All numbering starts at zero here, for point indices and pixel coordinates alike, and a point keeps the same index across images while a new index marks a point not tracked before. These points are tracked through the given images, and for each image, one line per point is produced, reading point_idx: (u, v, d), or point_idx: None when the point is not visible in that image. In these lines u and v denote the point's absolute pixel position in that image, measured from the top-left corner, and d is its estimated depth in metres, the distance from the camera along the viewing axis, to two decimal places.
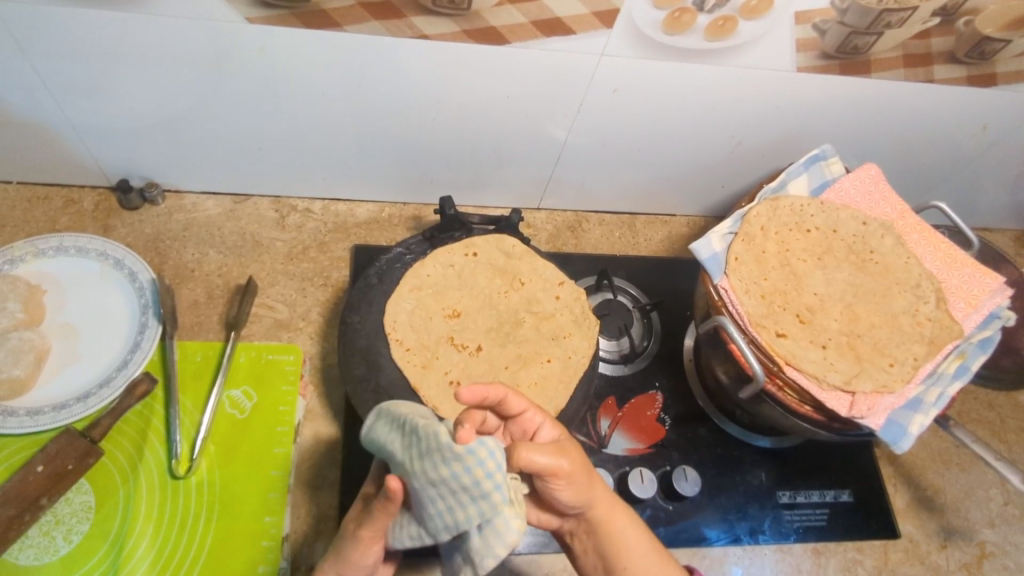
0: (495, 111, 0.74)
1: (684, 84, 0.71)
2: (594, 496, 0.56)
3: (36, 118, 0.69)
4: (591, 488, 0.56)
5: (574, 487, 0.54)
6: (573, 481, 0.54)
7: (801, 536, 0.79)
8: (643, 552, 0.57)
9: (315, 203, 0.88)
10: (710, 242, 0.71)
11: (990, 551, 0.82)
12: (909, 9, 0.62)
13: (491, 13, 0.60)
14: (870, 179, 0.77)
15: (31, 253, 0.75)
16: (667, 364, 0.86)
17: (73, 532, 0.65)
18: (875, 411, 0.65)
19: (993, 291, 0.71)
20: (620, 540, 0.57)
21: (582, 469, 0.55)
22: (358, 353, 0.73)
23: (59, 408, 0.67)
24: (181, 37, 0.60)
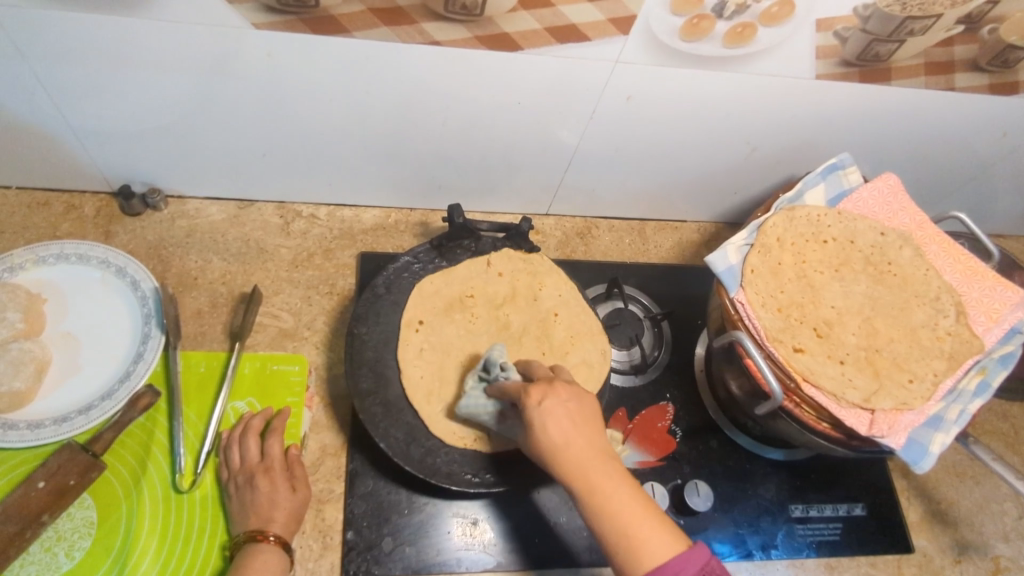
0: (504, 118, 0.73)
1: (700, 91, 0.69)
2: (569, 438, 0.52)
3: (36, 123, 0.67)
4: (576, 421, 0.53)
5: (560, 415, 0.53)
6: (559, 409, 0.53)
7: (814, 551, 0.78)
8: (643, 519, 0.49)
9: (320, 209, 0.87)
10: (726, 253, 0.69)
11: (1004, 566, 0.81)
12: (934, 17, 0.60)
13: (505, 18, 0.58)
14: (888, 190, 0.75)
15: (31, 261, 0.73)
16: (679, 374, 0.84)
17: (75, 548, 0.63)
18: (895, 430, 0.63)
19: (1015, 305, 0.69)
20: (607, 502, 0.50)
21: (575, 411, 0.54)
22: (365, 365, 0.71)
23: (61, 421, 0.66)
24: (184, 43, 0.58)
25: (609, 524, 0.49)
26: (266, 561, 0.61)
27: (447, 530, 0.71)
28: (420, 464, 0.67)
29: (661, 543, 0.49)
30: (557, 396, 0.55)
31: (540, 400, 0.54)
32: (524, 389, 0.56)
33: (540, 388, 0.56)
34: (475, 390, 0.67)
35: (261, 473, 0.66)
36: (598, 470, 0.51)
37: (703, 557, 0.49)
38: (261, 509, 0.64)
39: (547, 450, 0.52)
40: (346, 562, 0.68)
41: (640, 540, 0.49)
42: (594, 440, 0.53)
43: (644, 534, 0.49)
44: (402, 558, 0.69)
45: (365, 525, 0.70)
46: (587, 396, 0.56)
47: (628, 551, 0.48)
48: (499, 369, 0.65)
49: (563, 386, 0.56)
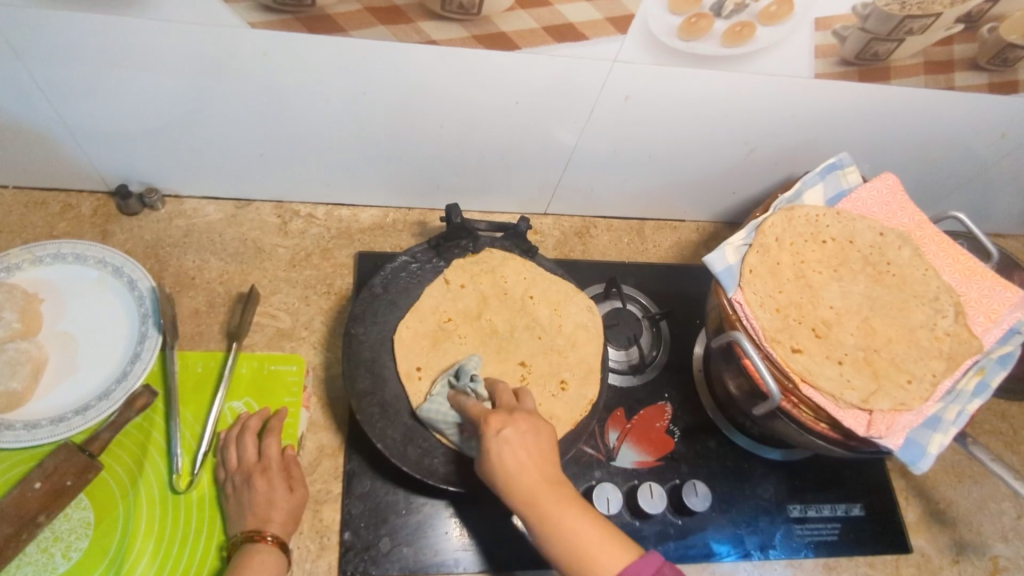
0: (502, 117, 0.72)
1: (698, 90, 0.69)
2: (522, 468, 0.51)
3: (33, 123, 0.67)
4: (532, 451, 0.52)
5: (516, 445, 0.52)
6: (515, 440, 0.53)
7: (813, 551, 0.78)
8: (595, 541, 0.49)
9: (318, 208, 0.87)
10: (725, 253, 0.69)
11: (1002, 566, 0.81)
12: (933, 16, 0.60)
13: (502, 17, 0.58)
14: (887, 189, 0.75)
15: (28, 260, 0.73)
16: (677, 374, 0.84)
17: (72, 549, 0.63)
18: (893, 431, 0.63)
19: (1014, 305, 0.69)
20: (559, 527, 0.50)
21: (531, 440, 0.53)
22: (363, 365, 0.71)
23: (57, 422, 0.66)
24: (180, 42, 0.58)
25: (561, 548, 0.50)
26: (264, 561, 0.61)
27: (444, 530, 0.71)
28: (417, 465, 0.67)
29: (617, 560, 0.49)
30: (515, 426, 0.54)
31: (497, 433, 0.53)
32: (485, 417, 0.55)
33: (500, 417, 0.55)
34: (441, 395, 0.67)
35: (258, 474, 0.66)
36: (551, 498, 0.51)
37: (657, 563, 0.49)
38: (259, 509, 0.64)
39: (502, 479, 0.51)
40: (343, 563, 0.68)
41: (595, 559, 0.49)
42: (548, 467, 0.52)
43: (596, 557, 0.49)
44: (399, 559, 0.69)
45: (363, 526, 0.70)
46: (546, 424, 0.56)
47: (582, 571, 0.49)
48: (468, 380, 0.67)
49: (523, 415, 0.55)
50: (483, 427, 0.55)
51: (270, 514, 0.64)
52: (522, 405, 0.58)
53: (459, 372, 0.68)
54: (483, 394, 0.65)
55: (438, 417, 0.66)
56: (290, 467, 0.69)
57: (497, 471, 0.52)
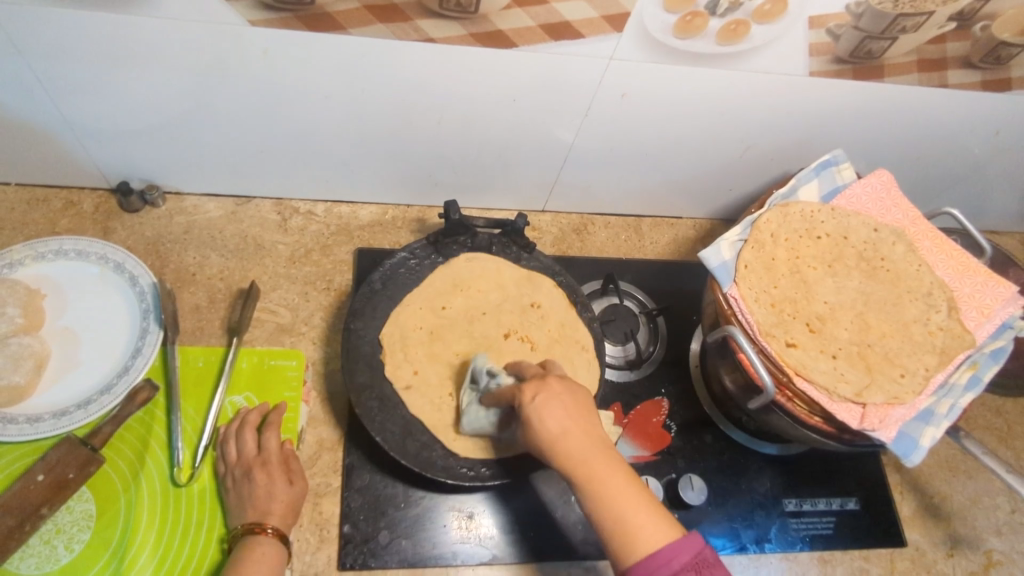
0: (500, 114, 0.73)
1: (694, 88, 0.70)
2: (562, 430, 0.53)
3: (36, 120, 0.68)
4: (572, 415, 0.54)
5: (554, 408, 0.54)
6: (552, 404, 0.54)
7: (808, 545, 0.78)
8: (637, 508, 0.50)
9: (318, 205, 0.88)
10: (720, 249, 0.70)
11: (997, 559, 0.81)
12: (925, 14, 0.61)
13: (499, 16, 0.59)
14: (882, 185, 0.76)
15: (30, 257, 0.73)
16: (674, 369, 0.85)
17: (74, 541, 0.64)
18: (886, 424, 0.64)
19: (1007, 301, 0.70)
20: (605, 491, 0.50)
21: (568, 402, 0.55)
22: (362, 360, 0.72)
23: (59, 416, 0.66)
24: (182, 40, 0.59)
25: (605, 514, 0.50)
26: (264, 553, 0.62)
27: (443, 523, 0.72)
28: (416, 458, 0.68)
29: (655, 527, 0.49)
30: (551, 391, 0.56)
31: (537, 399, 0.55)
32: (520, 387, 0.57)
33: (534, 384, 0.57)
34: (471, 403, 0.68)
35: (258, 467, 0.66)
36: (594, 459, 0.51)
37: (697, 545, 0.49)
38: (259, 503, 0.65)
39: (545, 442, 0.53)
40: (342, 555, 0.69)
41: (638, 526, 0.49)
42: (589, 433, 0.53)
43: (636, 521, 0.49)
44: (398, 551, 0.70)
45: (362, 518, 0.70)
46: (581, 390, 0.57)
47: (625, 535, 0.49)
48: (488, 376, 0.67)
49: (555, 381, 0.57)
50: (520, 395, 0.57)
51: (270, 508, 0.65)
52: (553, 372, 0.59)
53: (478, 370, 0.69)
54: (508, 379, 0.65)
55: (479, 423, 0.67)
56: (292, 464, 0.69)
57: (539, 435, 0.53)
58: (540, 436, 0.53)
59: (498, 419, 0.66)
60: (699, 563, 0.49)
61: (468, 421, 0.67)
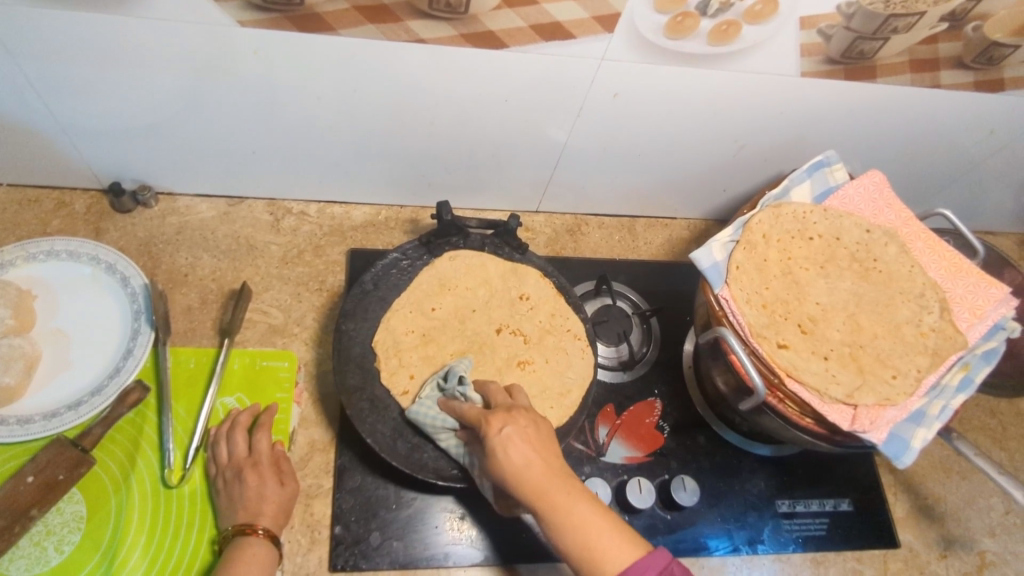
0: (492, 114, 0.73)
1: (686, 88, 0.70)
2: (528, 460, 0.52)
3: (27, 121, 0.68)
4: (537, 447, 0.53)
5: (519, 440, 0.53)
6: (517, 435, 0.53)
7: (800, 546, 0.78)
8: (605, 535, 0.49)
9: (311, 206, 0.87)
10: (711, 250, 0.70)
11: (990, 560, 0.81)
12: (917, 14, 0.60)
13: (489, 16, 0.59)
14: (874, 186, 0.76)
15: (21, 257, 0.73)
16: (667, 370, 0.85)
17: (64, 543, 0.64)
18: (877, 425, 0.64)
19: (998, 302, 0.70)
20: (572, 519, 0.49)
21: (532, 434, 0.54)
22: (353, 362, 0.72)
23: (50, 417, 0.66)
24: (172, 41, 0.59)
25: (573, 542, 0.49)
26: (255, 554, 0.61)
27: (435, 525, 0.72)
28: (407, 460, 0.68)
29: (624, 553, 0.49)
30: (517, 422, 0.55)
31: (503, 430, 0.54)
32: (485, 418, 0.57)
33: (500, 415, 0.56)
34: (429, 399, 0.68)
35: (249, 468, 0.66)
36: (559, 490, 0.50)
37: (663, 560, 0.49)
38: (250, 504, 0.65)
39: (509, 475, 0.52)
40: (333, 557, 0.68)
41: (604, 553, 0.49)
42: (555, 463, 0.52)
43: (607, 547, 0.49)
44: (390, 553, 0.70)
45: (353, 520, 0.70)
46: (544, 422, 0.57)
47: (593, 563, 0.48)
48: (456, 384, 0.68)
49: (520, 413, 0.56)
50: (484, 427, 0.56)
51: (261, 509, 0.65)
52: (516, 403, 0.59)
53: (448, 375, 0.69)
54: (473, 397, 0.66)
55: (434, 425, 0.66)
56: (281, 463, 0.69)
57: (506, 467, 0.52)
58: (505, 468, 0.52)
59: (453, 429, 0.66)
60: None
61: (418, 416, 0.67)
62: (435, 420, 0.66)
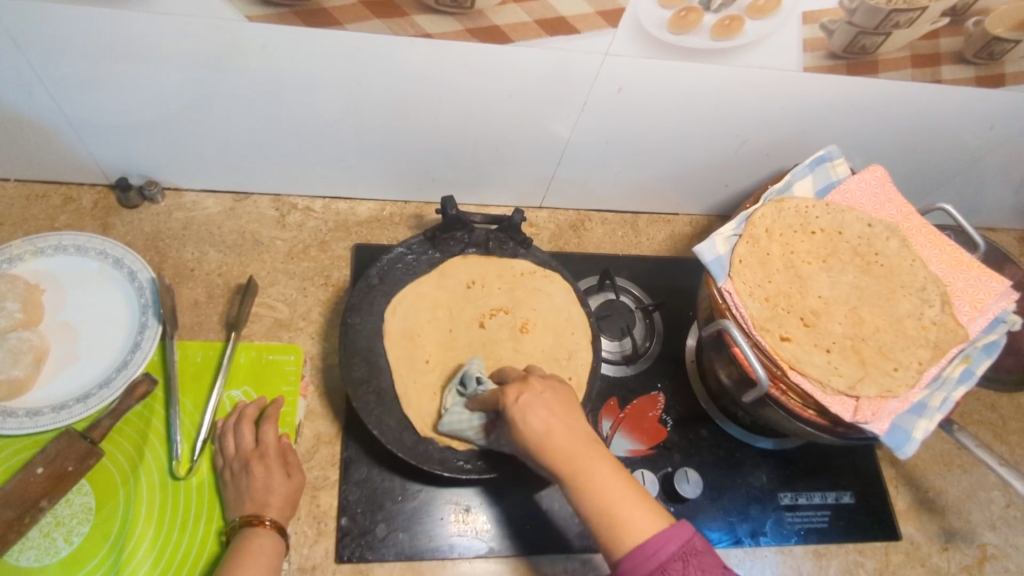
0: (496, 110, 0.74)
1: (689, 84, 0.70)
2: (551, 427, 0.52)
3: (36, 116, 0.68)
4: (558, 414, 0.53)
5: (538, 407, 0.54)
6: (536, 402, 0.54)
7: (802, 538, 0.79)
8: (627, 502, 0.50)
9: (316, 202, 0.88)
10: (714, 244, 0.70)
11: (991, 553, 0.82)
12: (918, 9, 0.61)
13: (494, 11, 0.59)
14: (876, 181, 0.76)
15: (30, 252, 0.74)
16: (670, 365, 0.85)
17: (73, 534, 0.64)
18: (879, 416, 0.64)
19: (999, 295, 0.70)
20: (594, 485, 0.50)
21: (551, 399, 0.55)
22: (359, 355, 0.72)
23: (59, 409, 0.67)
24: (180, 36, 0.59)
25: (594, 508, 0.50)
26: (263, 544, 0.62)
27: (440, 516, 0.72)
28: (413, 451, 0.68)
29: (645, 520, 0.49)
30: (534, 390, 0.56)
31: (520, 398, 0.55)
32: (502, 389, 0.57)
33: (518, 386, 0.57)
34: (455, 405, 0.68)
35: (256, 460, 0.67)
36: (581, 454, 0.51)
37: (685, 534, 0.49)
38: (258, 496, 0.65)
39: (529, 442, 0.52)
40: (340, 548, 0.69)
41: (625, 522, 0.49)
42: (576, 429, 0.53)
43: (629, 512, 0.49)
44: (396, 544, 0.70)
45: (359, 512, 0.71)
46: (563, 388, 0.58)
47: (615, 529, 0.49)
48: (476, 383, 0.68)
49: (539, 383, 0.57)
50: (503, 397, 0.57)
51: (268, 501, 0.65)
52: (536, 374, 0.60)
53: (466, 375, 0.70)
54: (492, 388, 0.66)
55: (461, 423, 0.67)
56: (289, 455, 0.69)
57: (528, 434, 0.52)
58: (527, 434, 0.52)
59: (480, 423, 0.66)
60: (686, 552, 0.49)
61: (448, 423, 0.67)
62: (462, 421, 0.67)
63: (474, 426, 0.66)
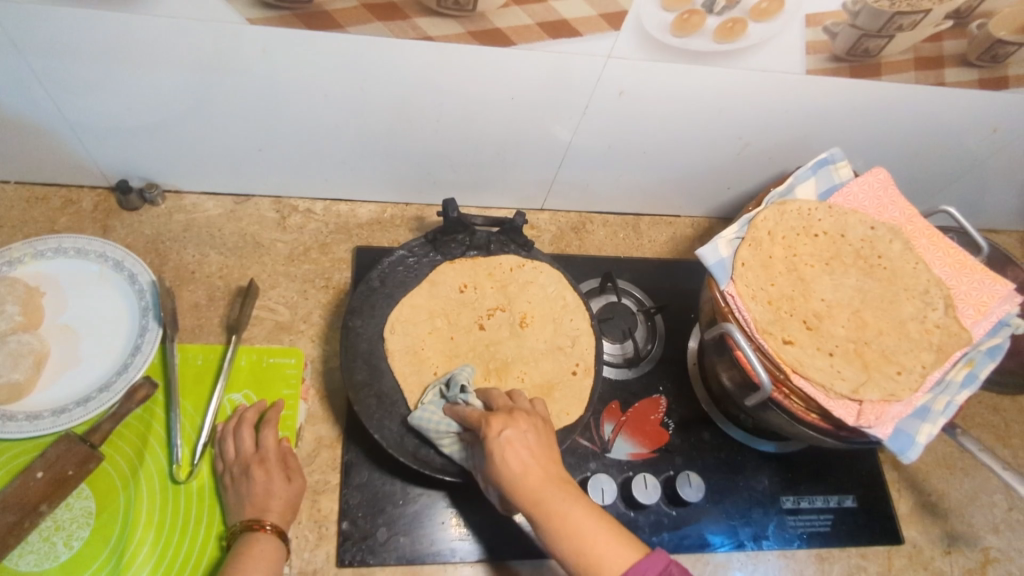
0: (498, 112, 0.73)
1: (692, 86, 0.70)
2: (526, 465, 0.53)
3: (37, 118, 0.68)
4: (536, 453, 0.54)
5: (517, 443, 0.54)
6: (515, 440, 0.55)
7: (805, 542, 0.79)
8: (600, 539, 0.50)
9: (317, 204, 0.88)
10: (717, 247, 0.70)
11: (994, 557, 0.81)
12: (922, 12, 0.61)
13: (497, 14, 0.59)
14: (879, 184, 0.76)
15: (29, 255, 0.74)
16: (672, 367, 0.85)
17: (73, 538, 0.64)
18: (883, 420, 0.64)
19: (1003, 298, 0.70)
20: (565, 523, 0.50)
21: (531, 438, 0.55)
22: (360, 358, 0.72)
23: (59, 413, 0.67)
24: (182, 39, 0.59)
25: (569, 547, 0.50)
26: (263, 550, 0.62)
27: (442, 520, 0.72)
28: (414, 455, 0.68)
29: (620, 557, 0.49)
30: (516, 426, 0.56)
31: (500, 434, 0.55)
32: (486, 419, 0.58)
33: (500, 418, 0.57)
34: (432, 403, 0.68)
35: (256, 464, 0.67)
36: (554, 493, 0.52)
37: (662, 561, 0.49)
38: (258, 500, 0.65)
39: (507, 480, 0.53)
40: (341, 552, 0.69)
41: (600, 558, 0.49)
42: (551, 468, 0.54)
43: (602, 548, 0.49)
44: (397, 548, 0.70)
45: (361, 516, 0.71)
46: (544, 427, 0.58)
47: (587, 566, 0.49)
48: (459, 391, 0.67)
49: (521, 418, 0.57)
50: (484, 429, 0.57)
51: (268, 505, 0.65)
52: (519, 406, 0.60)
53: (451, 379, 0.69)
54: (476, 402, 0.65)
55: (434, 427, 0.66)
56: (288, 459, 0.69)
57: (503, 474, 0.53)
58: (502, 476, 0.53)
59: (455, 431, 0.66)
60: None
61: (420, 420, 0.67)
62: (436, 424, 0.66)
63: (447, 434, 0.66)
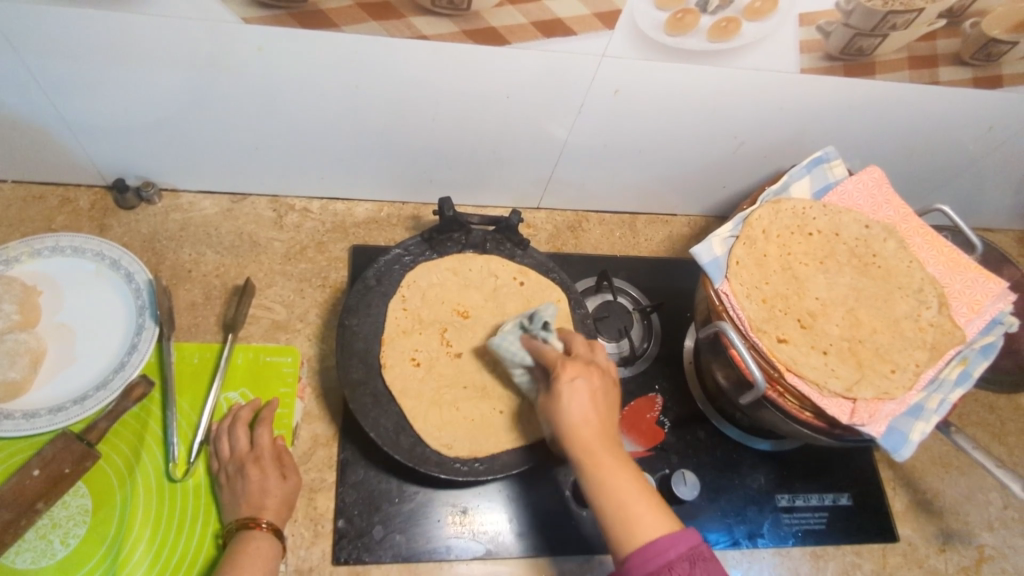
0: (494, 111, 0.74)
1: (686, 85, 0.70)
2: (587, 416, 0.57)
3: (34, 118, 0.68)
4: (597, 406, 0.58)
5: (585, 392, 0.58)
6: (589, 390, 0.58)
7: (800, 540, 0.79)
8: (641, 502, 0.54)
9: (313, 202, 0.88)
10: (711, 246, 0.70)
11: (989, 554, 0.82)
12: (915, 11, 0.61)
13: (490, 13, 0.59)
14: (873, 182, 0.76)
15: (27, 254, 0.74)
16: (668, 366, 0.85)
17: (70, 535, 0.64)
18: (876, 418, 0.64)
19: (996, 296, 0.70)
20: (610, 480, 0.54)
21: (598, 389, 0.58)
22: (355, 356, 0.72)
23: (56, 411, 0.67)
24: (177, 39, 0.59)
25: (607, 502, 0.54)
26: (259, 547, 0.62)
27: (438, 518, 0.72)
28: (410, 453, 0.69)
29: (656, 523, 0.53)
30: (588, 378, 0.59)
31: (571, 382, 0.58)
32: (561, 363, 0.61)
33: (578, 367, 0.60)
34: (511, 334, 0.69)
35: (252, 462, 0.67)
36: (606, 452, 0.56)
37: (693, 540, 0.52)
38: (254, 499, 0.65)
39: (567, 425, 0.57)
40: (337, 550, 0.69)
41: (638, 519, 0.53)
42: (610, 426, 0.57)
43: (641, 511, 0.53)
44: (393, 546, 0.70)
45: (356, 514, 0.71)
46: (613, 386, 0.61)
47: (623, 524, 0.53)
48: (541, 327, 0.67)
49: (606, 374, 0.60)
50: (558, 371, 0.60)
51: (265, 502, 0.65)
52: (586, 353, 0.63)
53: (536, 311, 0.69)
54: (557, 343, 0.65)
55: (510, 350, 0.68)
56: (285, 457, 0.69)
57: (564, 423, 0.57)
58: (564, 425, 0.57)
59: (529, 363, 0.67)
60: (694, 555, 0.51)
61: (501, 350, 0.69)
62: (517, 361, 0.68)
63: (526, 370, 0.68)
